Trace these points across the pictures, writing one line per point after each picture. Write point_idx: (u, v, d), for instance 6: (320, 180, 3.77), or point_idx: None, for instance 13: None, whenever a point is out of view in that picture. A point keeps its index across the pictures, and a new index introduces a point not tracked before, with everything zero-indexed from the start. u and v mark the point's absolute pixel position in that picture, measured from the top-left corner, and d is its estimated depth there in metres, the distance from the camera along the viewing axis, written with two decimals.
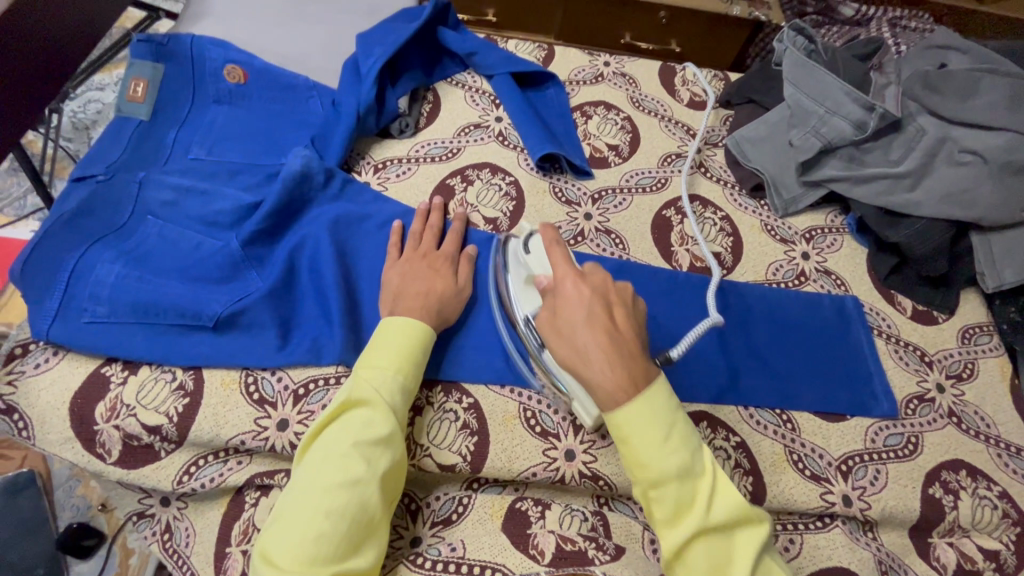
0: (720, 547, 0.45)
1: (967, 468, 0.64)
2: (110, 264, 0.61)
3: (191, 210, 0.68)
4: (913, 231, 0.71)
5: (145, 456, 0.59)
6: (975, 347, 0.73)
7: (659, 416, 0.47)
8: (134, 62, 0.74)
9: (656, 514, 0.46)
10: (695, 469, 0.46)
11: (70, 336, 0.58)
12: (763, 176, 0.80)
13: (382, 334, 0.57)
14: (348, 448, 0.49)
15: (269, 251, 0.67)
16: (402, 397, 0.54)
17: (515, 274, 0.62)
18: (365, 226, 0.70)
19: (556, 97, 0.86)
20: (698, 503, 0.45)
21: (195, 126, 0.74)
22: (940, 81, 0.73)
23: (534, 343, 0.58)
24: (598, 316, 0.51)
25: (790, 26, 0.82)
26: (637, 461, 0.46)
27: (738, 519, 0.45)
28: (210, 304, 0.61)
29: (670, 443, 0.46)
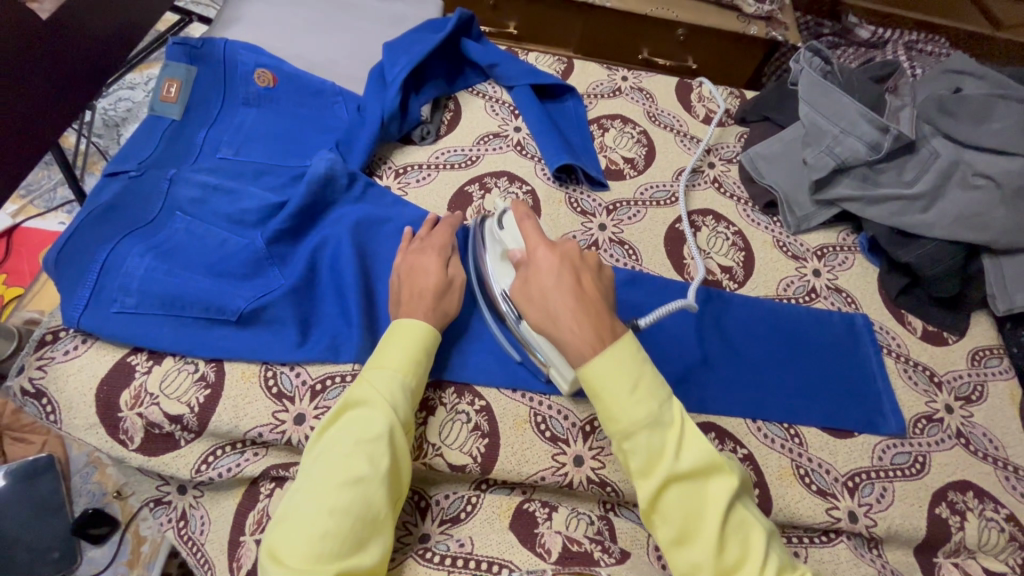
0: (692, 494, 0.46)
1: (974, 489, 0.65)
2: (139, 257, 0.63)
3: (219, 208, 0.70)
4: (923, 253, 0.72)
5: (165, 445, 0.60)
6: (984, 370, 0.73)
7: (627, 370, 0.48)
8: (170, 64, 0.77)
9: (629, 463, 0.48)
10: (664, 418, 0.48)
11: (100, 325, 0.60)
12: (776, 193, 0.81)
13: (387, 336, 0.58)
14: (352, 448, 0.50)
15: (291, 250, 0.69)
16: (406, 396, 0.55)
17: (491, 249, 0.64)
18: (385, 229, 0.72)
19: (574, 109, 0.88)
20: (668, 451, 0.47)
21: (224, 126, 0.76)
22: (955, 105, 0.74)
23: (514, 316, 0.61)
24: (564, 279, 0.52)
25: (807, 48, 0.83)
26: (609, 414, 0.48)
27: (706, 468, 0.47)
28: (234, 299, 0.63)
29: (637, 396, 0.47)
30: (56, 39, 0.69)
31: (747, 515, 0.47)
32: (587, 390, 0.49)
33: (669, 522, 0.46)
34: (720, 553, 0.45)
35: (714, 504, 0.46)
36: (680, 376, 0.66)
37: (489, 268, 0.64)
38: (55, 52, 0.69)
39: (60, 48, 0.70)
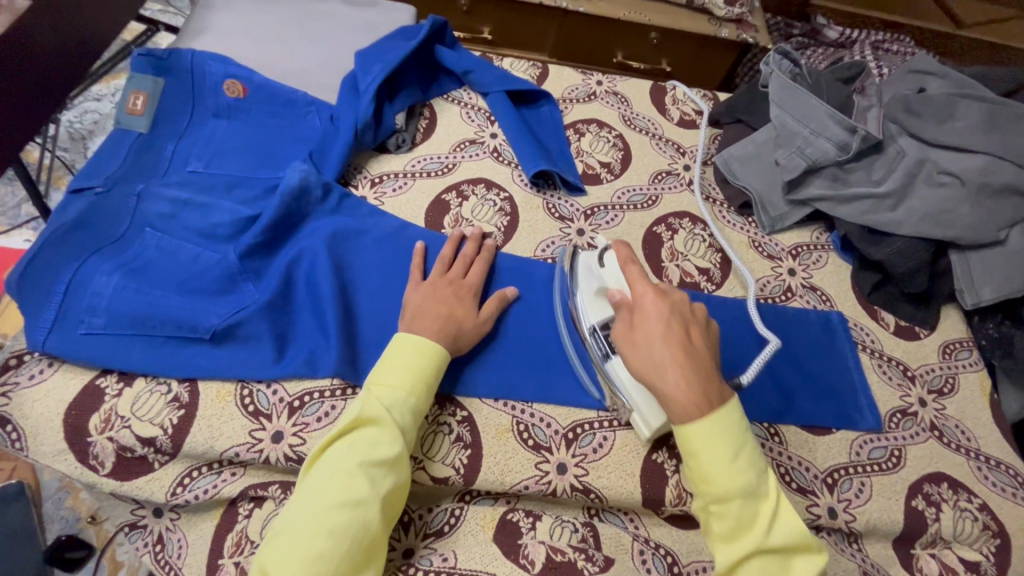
0: (776, 568, 0.48)
1: (948, 481, 0.66)
2: (107, 276, 0.62)
3: (191, 221, 0.68)
4: (894, 249, 0.74)
5: (138, 468, 0.59)
6: (955, 362, 0.75)
7: (730, 439, 0.49)
8: (135, 76, 0.75)
9: (713, 526, 0.50)
10: (760, 492, 0.49)
11: (67, 347, 0.59)
12: (750, 194, 0.83)
13: (395, 352, 0.57)
14: (353, 468, 0.49)
15: (265, 264, 0.68)
16: (412, 417, 0.54)
17: (587, 285, 0.66)
18: (362, 240, 0.71)
19: (550, 115, 0.88)
20: (760, 525, 0.48)
21: (195, 138, 0.75)
22: (920, 105, 0.76)
23: (600, 354, 0.63)
24: (675, 333, 0.53)
25: (775, 51, 0.85)
26: (704, 476, 0.49)
27: (796, 545, 0.48)
28: (207, 317, 0.62)
29: (737, 465, 0.49)
30: (11, 54, 0.67)
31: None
32: (683, 448, 0.51)
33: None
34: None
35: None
36: None
37: (582, 301, 0.66)
38: (11, 69, 0.67)
39: (17, 63, 0.68)
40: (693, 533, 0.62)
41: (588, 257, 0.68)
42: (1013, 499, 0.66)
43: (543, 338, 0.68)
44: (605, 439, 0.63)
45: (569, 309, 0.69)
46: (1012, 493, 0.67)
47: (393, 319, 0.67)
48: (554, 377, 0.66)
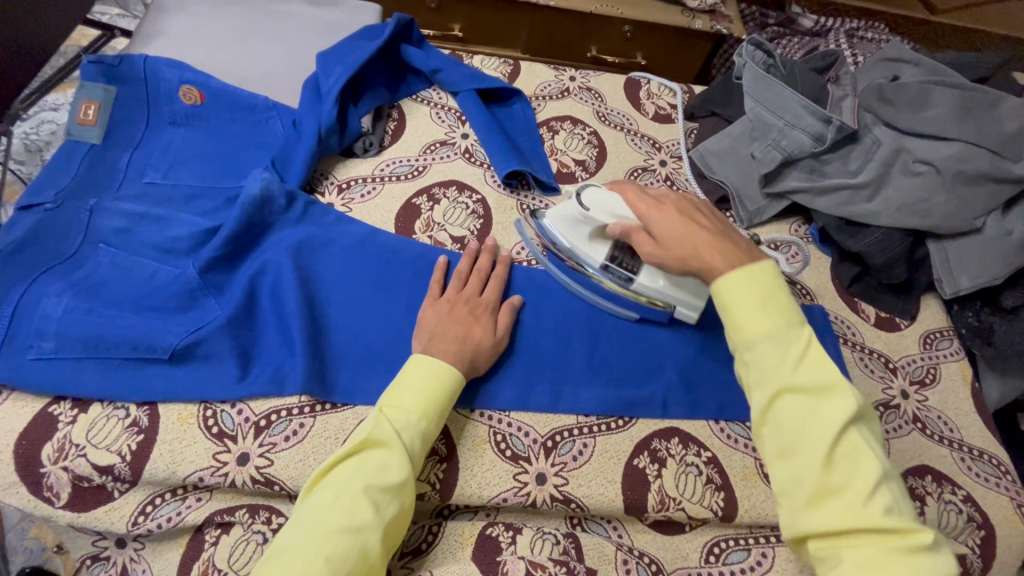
0: (809, 412, 0.44)
1: (932, 473, 0.65)
2: (58, 297, 0.59)
3: (148, 234, 0.65)
4: (872, 241, 0.73)
5: (97, 498, 0.56)
6: (937, 352, 0.75)
7: (757, 287, 0.49)
8: (85, 84, 0.71)
9: (748, 377, 0.47)
10: (790, 337, 0.46)
11: (15, 375, 0.56)
12: (727, 188, 0.81)
13: (410, 372, 0.56)
14: (357, 493, 0.47)
15: (227, 278, 0.65)
16: (421, 442, 0.53)
17: (577, 234, 0.68)
18: (329, 248, 0.69)
19: (523, 112, 0.86)
20: (787, 364, 0.45)
21: (150, 148, 0.72)
22: (894, 93, 0.75)
23: (621, 279, 0.67)
24: (690, 218, 0.55)
25: (748, 42, 0.83)
26: (735, 322, 0.48)
27: (828, 387, 0.44)
28: (165, 336, 0.59)
29: (764, 311, 0.48)
30: None
31: (862, 446, 0.43)
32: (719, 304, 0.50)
33: (779, 433, 0.44)
34: (823, 475, 0.42)
35: (827, 424, 0.43)
36: (637, 382, 0.66)
37: (578, 249, 0.68)
38: None
39: None
40: (677, 539, 0.61)
41: (560, 210, 0.69)
42: (997, 488, 0.66)
43: (519, 344, 0.66)
44: (585, 447, 0.62)
45: (563, 260, 0.71)
46: (995, 483, 0.66)
47: (364, 331, 0.65)
48: (531, 385, 0.64)
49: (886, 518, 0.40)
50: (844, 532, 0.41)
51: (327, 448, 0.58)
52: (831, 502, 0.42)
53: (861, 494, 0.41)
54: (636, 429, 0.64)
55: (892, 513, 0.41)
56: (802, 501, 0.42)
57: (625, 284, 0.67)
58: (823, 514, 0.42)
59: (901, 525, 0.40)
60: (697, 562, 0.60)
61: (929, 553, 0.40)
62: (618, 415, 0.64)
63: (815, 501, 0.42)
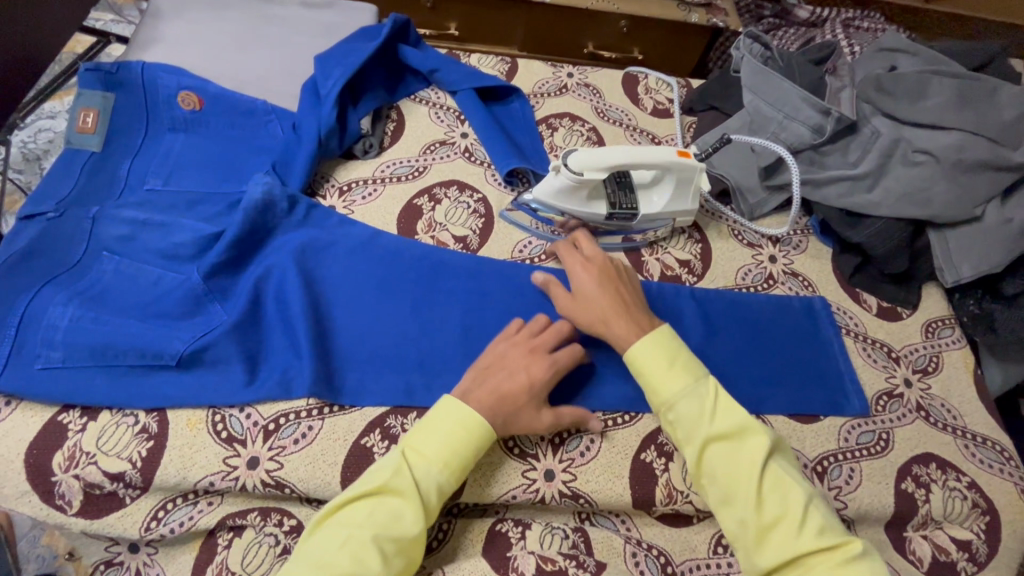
0: (732, 455, 0.52)
1: (937, 460, 0.66)
2: (63, 306, 0.59)
3: (152, 240, 0.65)
4: (874, 232, 0.73)
5: (109, 504, 0.56)
6: (939, 341, 0.75)
7: (663, 351, 0.57)
8: (83, 92, 0.71)
9: (677, 433, 0.55)
10: (702, 392, 0.55)
11: (23, 385, 0.56)
12: (728, 182, 0.79)
13: (437, 419, 0.55)
14: (365, 540, 0.48)
15: (232, 283, 0.65)
16: (439, 494, 0.52)
17: (575, 198, 0.70)
18: (332, 252, 0.69)
19: (521, 110, 0.86)
20: (706, 416, 0.53)
21: (150, 156, 0.72)
22: (891, 83, 0.75)
23: (625, 217, 0.73)
24: (611, 277, 0.64)
25: (745, 35, 0.84)
26: (655, 388, 0.56)
27: (741, 428, 0.53)
28: (172, 343, 0.60)
29: (674, 370, 0.56)
30: None
31: (784, 477, 0.51)
32: (634, 371, 0.58)
33: (716, 482, 0.52)
34: (760, 515, 0.49)
35: (749, 466, 0.51)
36: None
37: (581, 211, 0.71)
38: None
39: None
40: (684, 531, 0.62)
41: (551, 183, 0.70)
42: (1001, 474, 0.66)
43: None
44: (592, 442, 0.62)
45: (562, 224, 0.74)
46: (999, 469, 0.67)
47: (369, 334, 0.65)
48: None
49: (819, 538, 0.48)
50: (792, 562, 0.48)
51: (336, 449, 0.58)
52: (774, 535, 0.49)
53: (796, 521, 0.48)
54: (643, 424, 0.64)
55: (824, 531, 0.48)
56: (752, 541, 0.49)
57: (629, 222, 0.74)
58: (771, 549, 0.49)
59: (833, 540, 0.48)
60: (705, 553, 0.60)
61: (863, 558, 0.47)
62: (624, 410, 0.64)
63: (761, 537, 0.49)
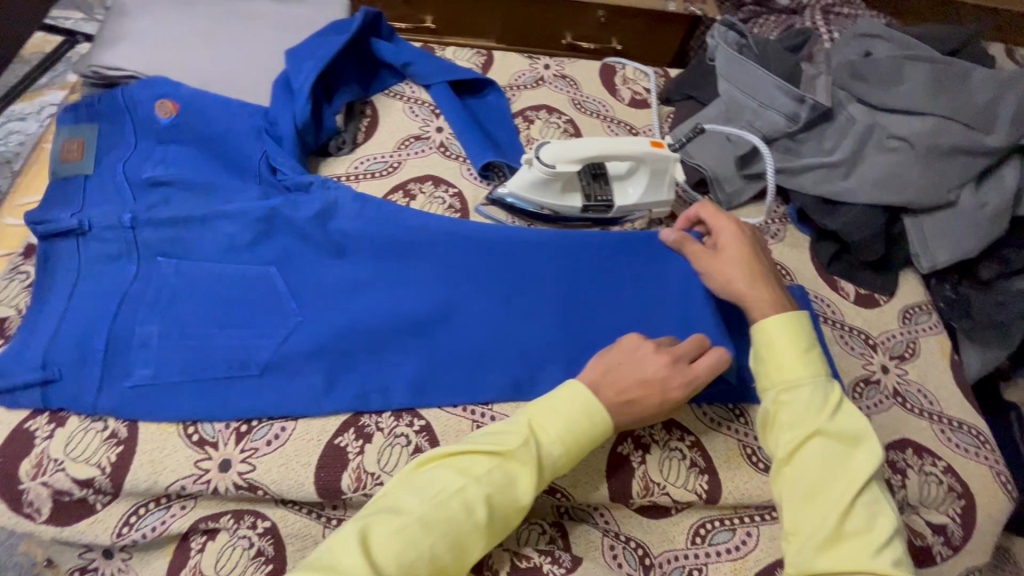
0: (837, 457, 0.50)
1: (913, 446, 0.66)
2: (148, 324, 0.60)
3: (215, 245, 0.64)
4: (848, 219, 0.73)
5: (79, 511, 0.56)
6: (916, 327, 0.75)
7: (802, 335, 0.54)
8: (63, 129, 0.72)
9: (780, 414, 0.52)
10: (828, 388, 0.52)
11: (117, 401, 0.57)
12: (705, 172, 0.78)
13: (564, 400, 0.52)
14: (479, 497, 0.47)
15: (306, 282, 0.64)
16: (551, 471, 0.51)
17: (548, 189, 0.70)
18: (409, 240, 0.67)
19: (497, 102, 0.85)
20: (826, 409, 0.51)
21: (141, 166, 0.69)
22: (866, 69, 0.75)
23: (601, 208, 0.73)
24: (754, 247, 0.62)
25: (722, 23, 0.84)
26: (776, 362, 0.54)
27: (859, 438, 0.50)
28: (257, 350, 0.60)
29: (807, 357, 0.53)
30: None
31: (877, 500, 0.48)
32: (757, 338, 0.55)
33: (806, 474, 0.49)
34: (843, 522, 0.47)
35: (855, 475, 0.48)
36: None
37: (555, 203, 0.71)
38: None
39: None
40: (663, 522, 0.62)
41: (522, 176, 0.70)
42: (977, 458, 0.67)
43: None
44: None
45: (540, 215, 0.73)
46: (975, 452, 0.67)
47: (441, 339, 0.63)
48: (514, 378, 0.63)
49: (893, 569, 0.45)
50: None
51: (309, 449, 0.58)
52: (843, 547, 0.46)
53: (878, 541, 0.46)
54: None
55: (898, 565, 0.45)
56: (818, 544, 0.47)
57: (605, 213, 0.74)
58: (835, 556, 0.46)
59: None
60: (683, 544, 0.61)
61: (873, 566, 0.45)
62: None
63: (830, 544, 0.47)
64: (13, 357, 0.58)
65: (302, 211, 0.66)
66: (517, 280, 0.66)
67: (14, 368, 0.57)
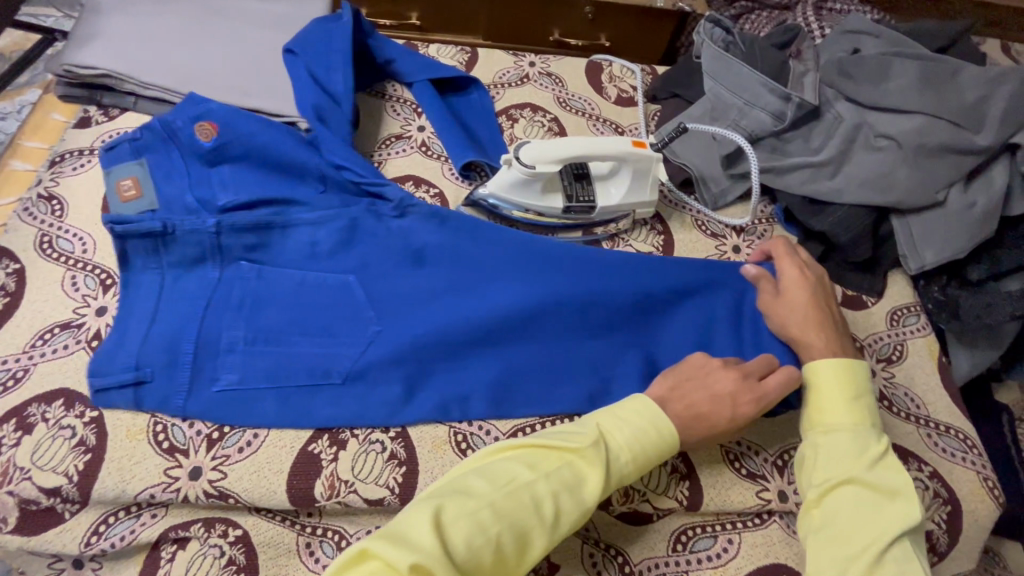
0: (870, 508, 0.51)
1: (899, 451, 0.65)
2: (233, 330, 0.60)
3: (296, 251, 0.65)
4: (835, 219, 0.72)
5: (46, 520, 0.55)
6: (903, 329, 0.74)
7: (852, 383, 0.56)
8: (112, 169, 0.66)
9: (815, 457, 0.54)
10: (871, 439, 0.54)
11: (207, 407, 0.57)
12: (691, 172, 0.77)
13: (635, 411, 0.53)
14: (549, 490, 0.47)
15: (387, 290, 0.64)
16: (618, 478, 0.51)
17: (529, 190, 0.69)
18: (492, 247, 0.67)
19: (480, 100, 0.83)
20: (864, 458, 0.53)
21: (205, 183, 0.66)
22: (854, 67, 0.73)
23: (584, 209, 0.72)
24: (821, 290, 0.64)
25: (707, 19, 0.82)
26: (818, 407, 0.56)
27: (896, 494, 0.51)
28: (339, 359, 0.60)
29: (854, 406, 0.55)
30: None
31: (906, 557, 0.49)
32: (806, 380, 0.58)
33: (833, 519, 0.51)
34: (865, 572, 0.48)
35: (884, 527, 0.49)
36: None
37: (536, 204, 0.70)
38: None
39: None
40: (645, 530, 0.60)
41: (503, 176, 0.68)
42: (963, 463, 0.66)
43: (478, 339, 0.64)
44: None
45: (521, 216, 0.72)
46: (962, 457, 0.66)
47: (517, 348, 0.63)
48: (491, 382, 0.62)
49: None
50: None
51: (281, 457, 0.57)
52: None
53: None
54: None
55: None
56: None
57: (588, 214, 0.72)
58: None
59: None
60: (664, 551, 0.59)
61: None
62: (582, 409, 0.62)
63: None
64: (104, 356, 0.57)
65: (385, 222, 0.67)
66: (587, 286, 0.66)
67: (108, 369, 0.57)
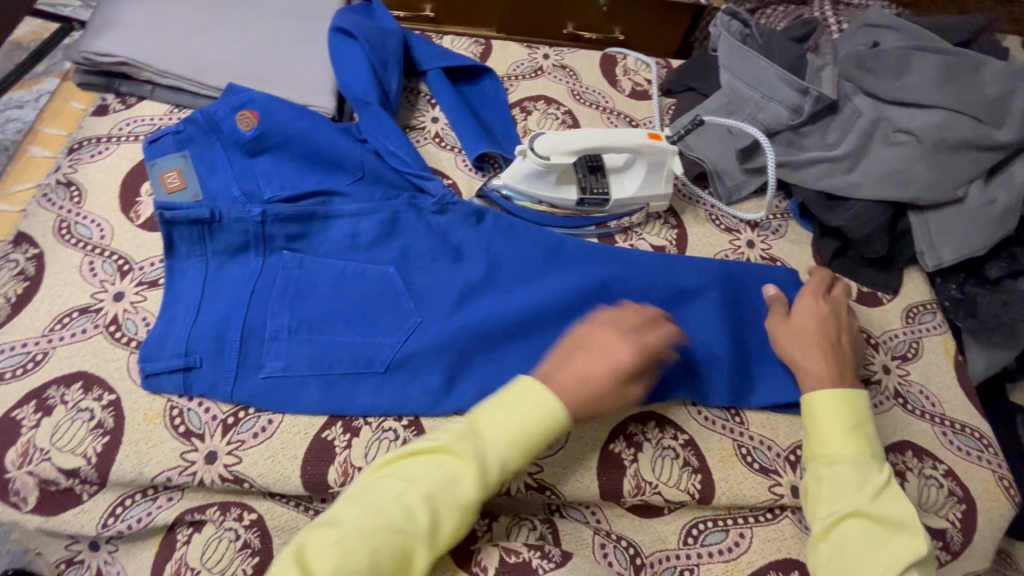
0: (876, 541, 0.49)
1: (913, 448, 0.65)
2: (278, 318, 0.60)
3: (337, 244, 0.65)
4: (851, 215, 0.71)
5: (65, 501, 0.56)
6: (919, 326, 0.73)
7: (853, 412, 0.55)
8: (157, 161, 0.67)
9: (819, 489, 0.53)
10: (873, 468, 0.53)
11: (254, 393, 0.58)
12: (705, 165, 0.77)
13: (523, 396, 0.49)
14: (419, 500, 0.45)
15: (426, 282, 0.65)
16: (499, 471, 0.47)
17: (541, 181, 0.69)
18: (528, 243, 0.69)
19: (493, 91, 0.83)
20: (866, 489, 0.51)
21: (247, 175, 0.66)
22: (873, 61, 0.73)
23: (597, 202, 0.72)
24: (837, 320, 0.64)
25: (724, 11, 0.81)
26: (818, 437, 0.55)
27: (899, 524, 0.49)
28: (381, 349, 0.61)
29: (855, 435, 0.54)
30: None
31: None
32: (807, 411, 0.57)
33: (841, 553, 0.50)
34: None
35: (892, 561, 0.48)
36: None
37: (550, 196, 0.70)
38: None
39: None
40: (656, 523, 0.61)
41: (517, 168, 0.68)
42: (979, 462, 0.65)
43: None
44: None
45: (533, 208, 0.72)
46: (977, 456, 0.65)
47: (553, 342, 0.64)
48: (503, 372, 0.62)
49: None
50: None
51: (296, 443, 0.58)
52: None
53: None
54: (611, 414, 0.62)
55: None
56: None
57: (601, 207, 0.72)
58: None
59: None
60: (675, 544, 0.60)
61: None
62: None
63: None
64: (155, 343, 0.58)
65: (426, 218, 0.68)
66: (623, 283, 0.66)
67: (157, 354, 0.58)
